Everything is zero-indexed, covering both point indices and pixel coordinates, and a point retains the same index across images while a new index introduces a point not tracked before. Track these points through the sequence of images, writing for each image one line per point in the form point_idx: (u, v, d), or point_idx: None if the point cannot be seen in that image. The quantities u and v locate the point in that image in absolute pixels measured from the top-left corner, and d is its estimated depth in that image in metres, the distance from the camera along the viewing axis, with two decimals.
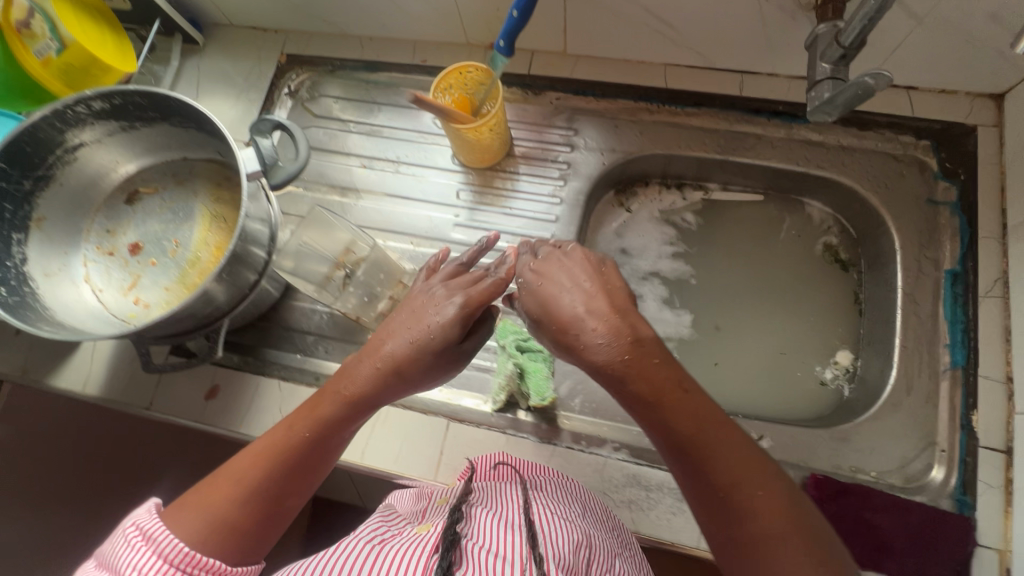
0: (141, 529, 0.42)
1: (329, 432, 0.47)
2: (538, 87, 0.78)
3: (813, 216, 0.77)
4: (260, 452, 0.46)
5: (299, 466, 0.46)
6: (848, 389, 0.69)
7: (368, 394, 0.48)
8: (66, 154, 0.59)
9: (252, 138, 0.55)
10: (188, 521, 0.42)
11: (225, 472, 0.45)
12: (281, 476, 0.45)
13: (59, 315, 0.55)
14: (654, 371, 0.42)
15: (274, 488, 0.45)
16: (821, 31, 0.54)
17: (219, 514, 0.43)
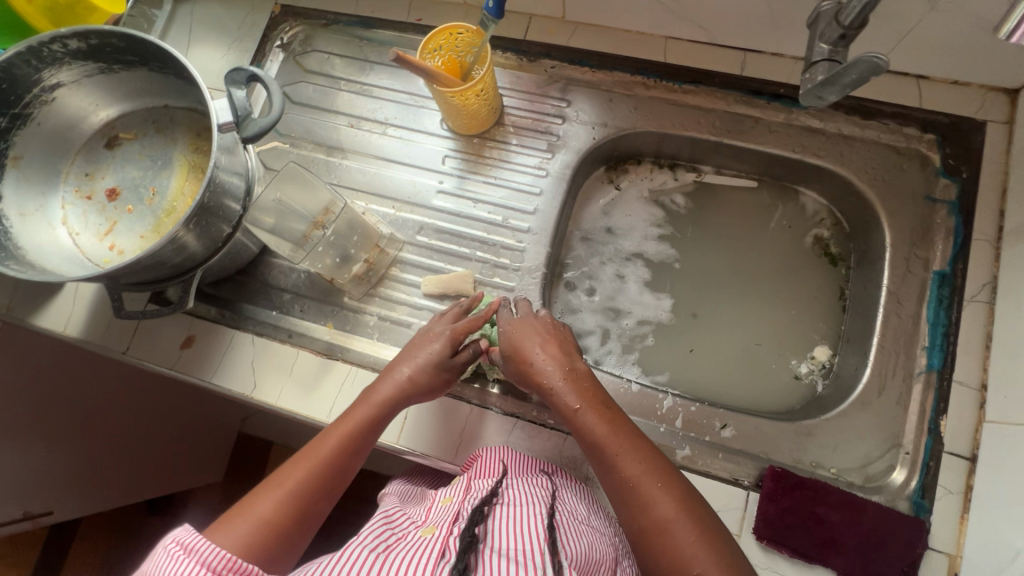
0: (183, 543, 0.42)
1: (351, 440, 0.55)
2: (533, 54, 0.75)
3: (807, 206, 0.74)
4: (293, 465, 0.53)
5: (328, 471, 0.52)
6: (822, 385, 0.68)
7: (382, 409, 0.57)
8: (43, 94, 0.58)
9: (227, 88, 0.53)
10: (229, 530, 0.47)
11: (267, 484, 0.51)
12: (312, 483, 0.52)
13: (31, 256, 0.56)
14: (578, 390, 0.53)
15: (306, 492, 0.51)
16: (822, 10, 0.51)
17: (258, 519, 0.48)
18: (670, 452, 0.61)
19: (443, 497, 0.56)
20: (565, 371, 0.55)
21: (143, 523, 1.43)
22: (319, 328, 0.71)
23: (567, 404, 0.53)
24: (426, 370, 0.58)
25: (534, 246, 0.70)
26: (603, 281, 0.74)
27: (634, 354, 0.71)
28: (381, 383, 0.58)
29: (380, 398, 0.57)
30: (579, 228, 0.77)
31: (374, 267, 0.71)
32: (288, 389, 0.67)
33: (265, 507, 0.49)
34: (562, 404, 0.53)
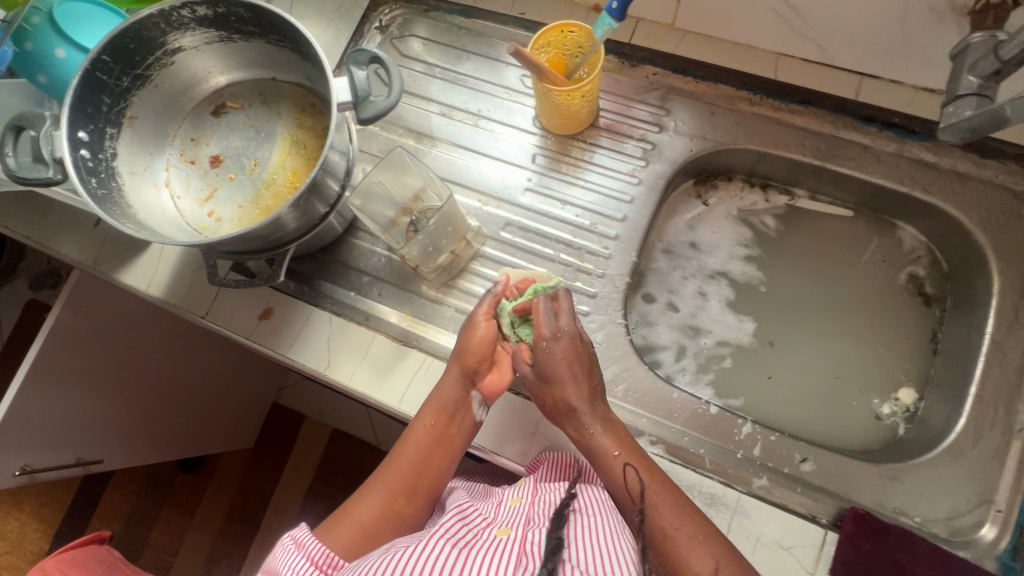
0: (295, 537, 0.54)
1: (421, 442, 0.60)
2: (635, 59, 0.74)
3: (904, 242, 0.72)
4: (383, 470, 0.60)
5: (406, 477, 0.59)
6: (904, 428, 0.66)
7: (445, 404, 0.60)
8: (164, 57, 0.59)
9: (348, 68, 0.54)
10: (336, 529, 0.56)
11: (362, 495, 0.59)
12: (395, 483, 0.58)
13: (139, 215, 0.57)
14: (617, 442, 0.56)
15: (391, 493, 0.58)
16: (976, 40, 0.50)
17: (356, 521, 0.57)
18: (745, 479, 0.60)
19: (512, 496, 0.57)
20: (601, 419, 0.57)
21: (176, 478, 1.48)
22: (396, 314, 0.71)
23: (605, 449, 0.55)
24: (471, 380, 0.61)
25: (620, 254, 0.69)
26: (683, 296, 0.73)
27: (708, 374, 0.70)
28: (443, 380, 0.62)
29: (444, 397, 0.61)
30: (662, 240, 0.75)
31: (458, 259, 0.70)
32: (362, 370, 0.67)
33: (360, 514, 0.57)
34: (598, 449, 0.56)
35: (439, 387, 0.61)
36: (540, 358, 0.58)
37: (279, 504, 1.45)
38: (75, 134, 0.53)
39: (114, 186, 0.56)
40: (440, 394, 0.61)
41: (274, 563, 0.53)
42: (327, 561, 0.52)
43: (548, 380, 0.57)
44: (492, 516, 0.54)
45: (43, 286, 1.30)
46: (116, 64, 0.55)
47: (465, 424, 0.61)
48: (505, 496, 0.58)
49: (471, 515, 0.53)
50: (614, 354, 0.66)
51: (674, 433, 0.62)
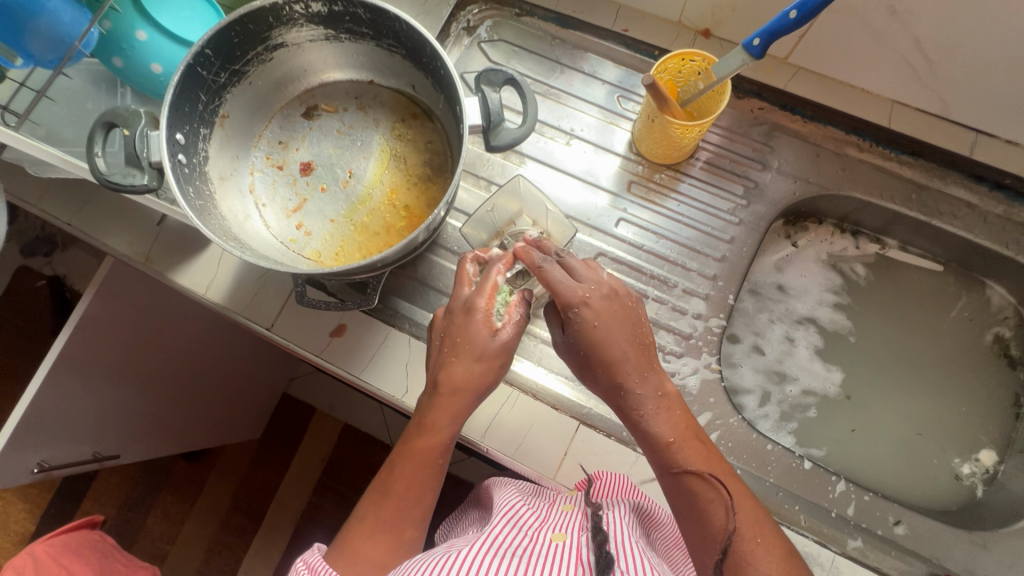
0: (307, 562, 0.47)
1: (417, 470, 0.50)
2: (743, 90, 0.71)
3: (992, 301, 0.71)
4: (375, 497, 0.50)
5: (407, 494, 0.50)
6: (983, 490, 0.66)
7: (440, 432, 0.52)
8: (265, 52, 0.54)
9: (480, 88, 0.50)
10: (344, 560, 0.47)
11: (360, 516, 0.50)
12: (398, 512, 0.49)
13: (232, 227, 0.52)
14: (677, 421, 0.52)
15: (397, 522, 0.49)
16: None
17: (366, 556, 0.47)
18: (840, 540, 0.59)
19: (564, 503, 0.56)
20: (656, 394, 0.52)
21: (176, 465, 1.33)
22: None
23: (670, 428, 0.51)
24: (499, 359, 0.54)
25: (716, 296, 0.68)
26: (770, 340, 0.72)
27: (792, 423, 0.69)
28: (437, 410, 0.52)
29: (438, 422, 0.52)
30: (750, 280, 0.74)
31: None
32: None
33: (364, 540, 0.48)
34: (651, 434, 0.51)
35: (428, 416, 0.52)
36: (584, 332, 0.53)
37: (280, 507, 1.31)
38: (173, 136, 0.48)
39: (208, 194, 0.52)
40: (434, 424, 0.52)
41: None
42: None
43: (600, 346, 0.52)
44: (544, 517, 0.53)
45: (36, 253, 1.16)
46: (217, 59, 0.50)
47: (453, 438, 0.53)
48: (557, 499, 0.57)
49: (523, 516, 0.51)
50: (708, 400, 0.64)
51: (768, 488, 0.61)
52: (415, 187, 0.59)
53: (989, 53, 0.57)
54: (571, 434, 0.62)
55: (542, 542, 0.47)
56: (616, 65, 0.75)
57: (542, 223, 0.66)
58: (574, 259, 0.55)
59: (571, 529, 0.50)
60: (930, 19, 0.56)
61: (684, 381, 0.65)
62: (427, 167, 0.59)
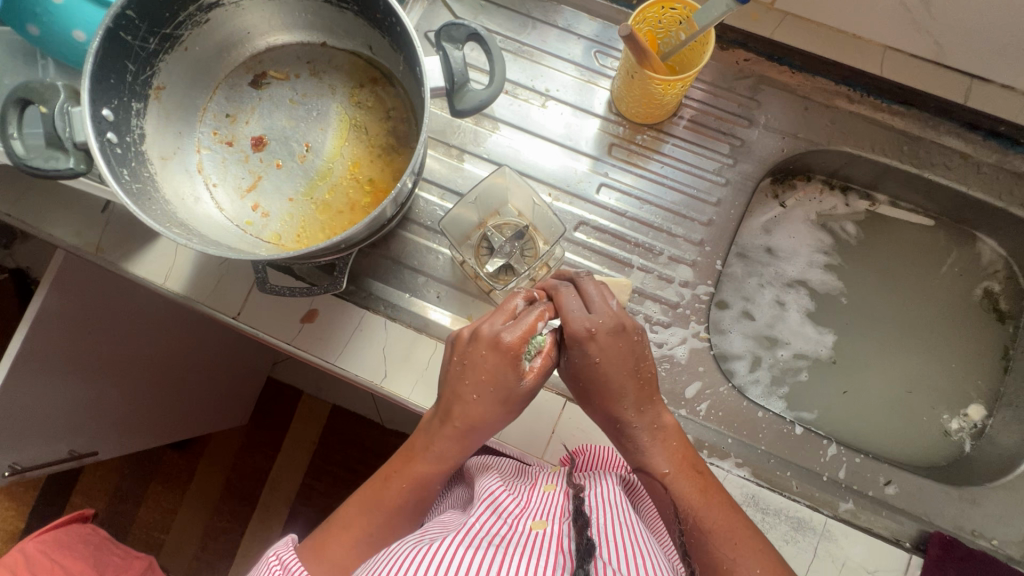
0: (281, 560, 0.45)
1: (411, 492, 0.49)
2: (726, 41, 0.67)
3: (983, 255, 0.70)
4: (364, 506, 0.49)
5: (395, 514, 0.48)
6: (971, 445, 0.66)
7: (443, 453, 0.49)
8: (198, 12, 0.48)
9: (441, 46, 0.45)
10: (315, 560, 0.45)
11: (338, 523, 0.49)
12: (381, 526, 0.48)
13: (178, 211, 0.48)
14: (676, 448, 0.51)
15: (378, 534, 0.48)
16: None
17: (338, 560, 0.46)
18: (832, 503, 0.58)
19: (546, 483, 0.53)
20: (653, 428, 0.51)
21: (164, 455, 1.30)
22: (459, 320, 0.64)
23: (670, 460, 0.50)
24: (507, 397, 0.49)
25: (703, 262, 0.65)
26: (760, 305, 0.71)
27: (783, 387, 0.68)
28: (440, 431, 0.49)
29: (436, 453, 0.49)
30: (738, 243, 0.71)
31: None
32: (424, 383, 0.60)
33: (340, 550, 0.47)
34: (647, 466, 0.50)
35: (434, 444, 0.49)
36: (594, 365, 0.50)
37: (271, 494, 1.28)
38: (99, 112, 0.43)
39: (147, 176, 0.47)
40: (438, 451, 0.50)
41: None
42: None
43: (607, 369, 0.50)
44: (526, 502, 0.50)
45: None
46: (143, 22, 0.44)
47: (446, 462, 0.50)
48: (540, 479, 0.54)
49: (503, 503, 0.49)
50: (698, 369, 0.62)
51: (759, 455, 0.60)
52: (378, 159, 0.54)
53: None
54: (558, 410, 0.60)
55: (521, 530, 0.45)
56: (591, 17, 0.69)
57: (526, 213, 0.63)
58: (590, 284, 0.52)
59: (553, 513, 0.47)
60: None
61: (672, 351, 0.63)
62: (391, 137, 0.55)
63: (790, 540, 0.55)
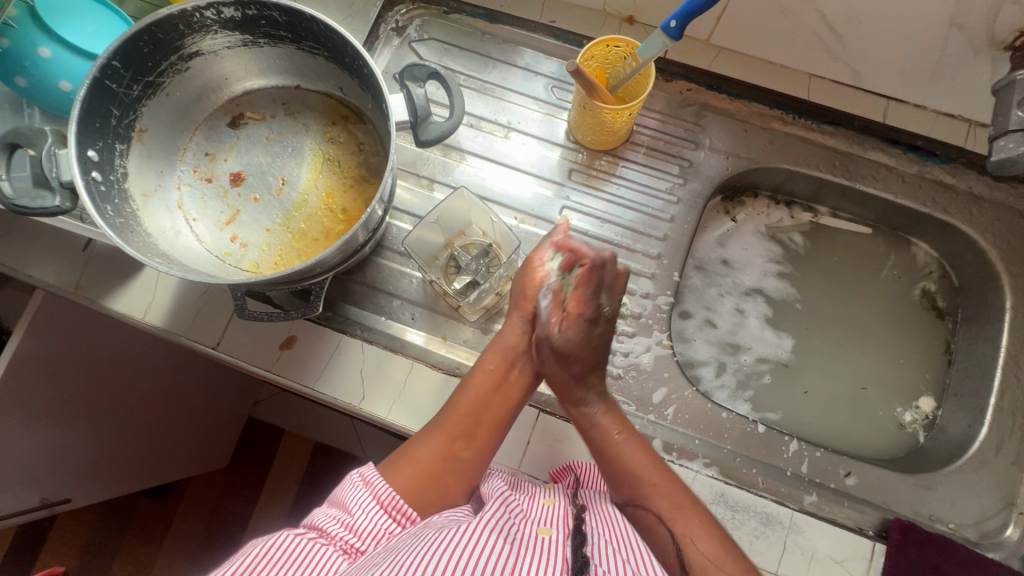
0: (363, 475, 0.51)
1: (483, 390, 0.55)
2: (670, 74, 0.73)
3: (917, 258, 0.76)
4: (440, 414, 0.55)
5: (468, 414, 0.54)
6: (925, 435, 0.70)
7: (510, 353, 0.58)
8: (179, 62, 0.52)
9: (405, 84, 0.51)
10: (400, 473, 0.51)
11: (423, 433, 0.54)
12: (454, 426, 0.53)
13: (159, 243, 0.51)
14: (632, 455, 0.53)
15: (452, 434, 0.53)
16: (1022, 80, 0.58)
17: (421, 463, 0.52)
18: (797, 497, 0.61)
19: (544, 497, 0.54)
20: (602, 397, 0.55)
21: (138, 505, 1.24)
22: (433, 339, 0.67)
23: (631, 467, 0.52)
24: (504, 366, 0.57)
25: (662, 274, 0.69)
26: (721, 314, 0.75)
27: (748, 391, 0.72)
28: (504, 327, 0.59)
29: (504, 345, 0.58)
30: (695, 256, 0.76)
31: (501, 299, 0.67)
32: (402, 404, 0.62)
33: (423, 453, 0.52)
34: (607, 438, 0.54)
35: (502, 336, 0.59)
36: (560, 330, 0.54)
37: (253, 539, 1.24)
38: (85, 154, 0.46)
39: (129, 212, 0.50)
40: (506, 342, 0.58)
41: (339, 499, 0.51)
42: (395, 506, 0.48)
43: (564, 360, 0.54)
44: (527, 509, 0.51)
45: None
46: (127, 71, 0.48)
47: (522, 381, 0.57)
48: (536, 492, 0.55)
49: (511, 504, 0.50)
50: (663, 375, 0.66)
51: (726, 454, 0.63)
52: (351, 190, 0.58)
53: (890, 21, 0.60)
54: (531, 423, 0.61)
55: (529, 534, 0.47)
56: (548, 56, 0.75)
57: (490, 232, 0.67)
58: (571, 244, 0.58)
59: (557, 522, 0.49)
60: None
61: (637, 359, 0.66)
62: (363, 169, 0.58)
63: (759, 535, 0.58)
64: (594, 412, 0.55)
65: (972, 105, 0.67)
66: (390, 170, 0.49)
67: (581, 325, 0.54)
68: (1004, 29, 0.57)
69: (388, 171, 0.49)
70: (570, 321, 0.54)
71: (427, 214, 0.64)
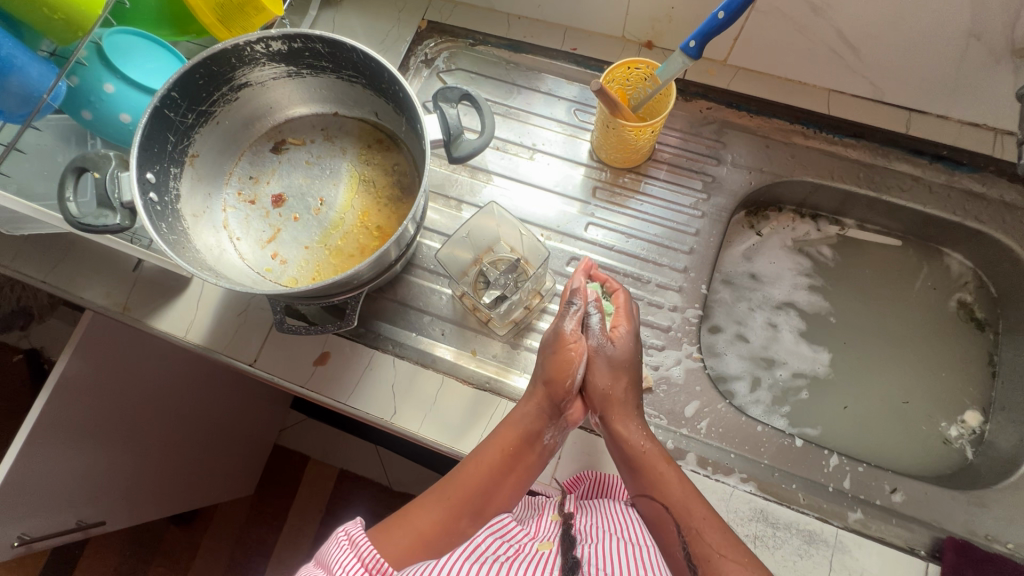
0: (350, 534, 0.45)
1: (497, 467, 0.53)
2: (690, 93, 0.75)
3: (952, 268, 0.74)
4: (447, 482, 0.52)
5: (476, 487, 0.51)
6: (973, 451, 0.67)
7: (526, 428, 0.55)
8: (230, 93, 0.57)
9: (438, 106, 0.54)
10: (392, 531, 0.48)
11: (422, 504, 0.51)
12: (461, 498, 0.51)
13: (206, 259, 0.54)
14: (675, 487, 0.51)
15: (456, 505, 0.50)
16: None
17: (418, 529, 0.49)
18: (841, 514, 0.59)
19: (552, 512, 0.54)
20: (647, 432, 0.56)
21: (166, 532, 1.22)
22: (463, 354, 0.67)
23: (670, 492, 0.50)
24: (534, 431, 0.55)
25: (690, 287, 0.70)
26: (753, 328, 0.75)
27: (784, 406, 0.71)
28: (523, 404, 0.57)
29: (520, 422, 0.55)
30: (721, 271, 0.76)
31: (529, 313, 0.67)
32: (433, 418, 0.63)
33: (423, 520, 0.49)
34: (666, 492, 0.51)
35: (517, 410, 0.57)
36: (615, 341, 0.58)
37: (277, 568, 1.22)
38: (144, 176, 0.50)
39: (180, 229, 0.53)
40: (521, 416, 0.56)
41: (323, 559, 0.45)
42: (381, 566, 0.42)
43: (618, 367, 0.57)
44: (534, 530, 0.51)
45: None
46: (183, 101, 0.52)
47: (531, 467, 0.55)
48: (546, 509, 0.55)
49: (510, 530, 0.49)
50: (695, 388, 0.65)
51: (763, 470, 0.61)
52: (385, 208, 0.60)
53: (907, 34, 0.61)
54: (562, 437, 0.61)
55: (530, 550, 0.46)
56: (570, 82, 0.78)
57: (518, 248, 0.69)
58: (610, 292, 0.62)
59: (557, 535, 0.49)
60: (847, 8, 0.61)
61: (668, 372, 0.66)
62: (396, 189, 0.61)
63: (803, 554, 0.56)
64: (637, 435, 0.55)
65: (997, 114, 0.68)
66: (423, 189, 0.51)
67: (628, 338, 0.59)
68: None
69: (421, 190, 0.51)
70: (626, 329, 0.59)
71: (456, 230, 0.66)
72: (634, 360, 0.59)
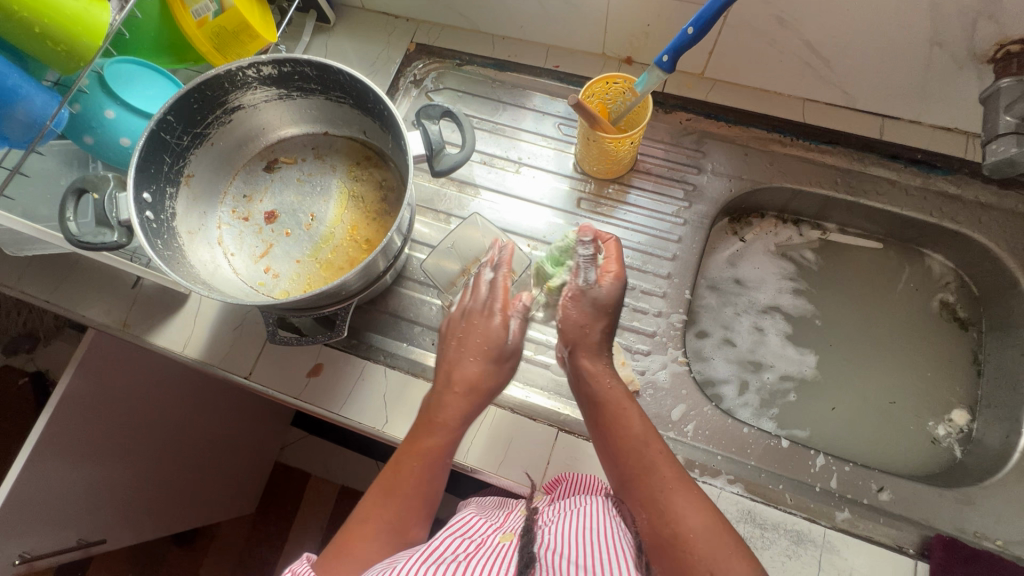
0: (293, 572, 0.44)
1: (423, 470, 0.49)
2: (669, 106, 0.78)
3: (933, 269, 0.75)
4: (375, 489, 0.49)
5: (405, 494, 0.48)
6: (961, 450, 0.67)
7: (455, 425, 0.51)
8: (224, 115, 0.59)
9: (421, 122, 0.56)
10: (334, 563, 0.45)
11: (359, 519, 0.48)
12: (395, 508, 0.47)
13: (199, 273, 0.56)
14: (637, 424, 0.50)
15: (393, 517, 0.47)
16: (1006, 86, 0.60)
17: (356, 556, 0.45)
18: (829, 513, 0.59)
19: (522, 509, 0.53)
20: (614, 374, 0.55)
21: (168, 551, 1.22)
22: None
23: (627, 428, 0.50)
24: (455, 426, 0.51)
25: (674, 292, 0.71)
26: (740, 332, 0.76)
27: (772, 408, 0.71)
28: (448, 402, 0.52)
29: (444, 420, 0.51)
30: (707, 277, 0.78)
31: None
32: None
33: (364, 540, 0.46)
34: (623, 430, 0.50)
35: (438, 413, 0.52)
36: (601, 288, 0.57)
37: None
38: (140, 195, 0.52)
39: (176, 246, 0.55)
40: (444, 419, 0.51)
41: None
42: None
43: (601, 308, 0.57)
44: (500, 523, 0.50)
45: None
46: (179, 124, 0.55)
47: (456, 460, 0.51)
48: (516, 507, 0.55)
49: (470, 528, 0.48)
50: (681, 392, 0.66)
51: (750, 471, 0.62)
52: (373, 222, 0.63)
53: (873, 44, 0.64)
54: (551, 442, 0.62)
55: (490, 543, 0.45)
56: (555, 98, 0.81)
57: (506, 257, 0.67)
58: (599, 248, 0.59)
59: (520, 527, 0.48)
60: (813, 21, 0.63)
61: (653, 376, 0.67)
62: (384, 203, 0.63)
63: (792, 555, 0.56)
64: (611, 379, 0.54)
65: (967, 118, 0.69)
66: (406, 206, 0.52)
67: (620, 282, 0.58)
68: (984, 42, 0.59)
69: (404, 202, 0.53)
70: (614, 279, 0.57)
71: (442, 241, 0.70)
72: (618, 305, 0.57)
